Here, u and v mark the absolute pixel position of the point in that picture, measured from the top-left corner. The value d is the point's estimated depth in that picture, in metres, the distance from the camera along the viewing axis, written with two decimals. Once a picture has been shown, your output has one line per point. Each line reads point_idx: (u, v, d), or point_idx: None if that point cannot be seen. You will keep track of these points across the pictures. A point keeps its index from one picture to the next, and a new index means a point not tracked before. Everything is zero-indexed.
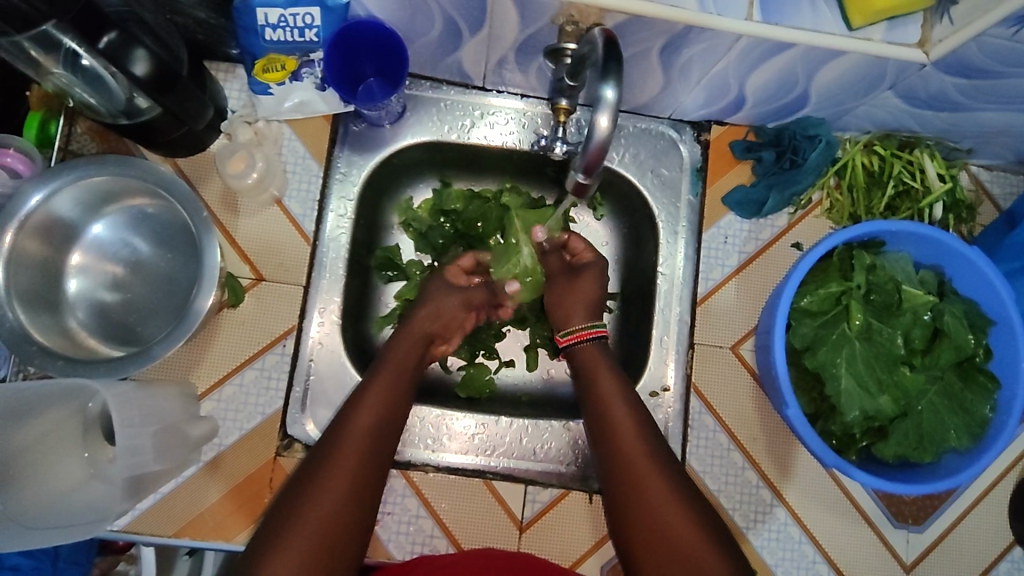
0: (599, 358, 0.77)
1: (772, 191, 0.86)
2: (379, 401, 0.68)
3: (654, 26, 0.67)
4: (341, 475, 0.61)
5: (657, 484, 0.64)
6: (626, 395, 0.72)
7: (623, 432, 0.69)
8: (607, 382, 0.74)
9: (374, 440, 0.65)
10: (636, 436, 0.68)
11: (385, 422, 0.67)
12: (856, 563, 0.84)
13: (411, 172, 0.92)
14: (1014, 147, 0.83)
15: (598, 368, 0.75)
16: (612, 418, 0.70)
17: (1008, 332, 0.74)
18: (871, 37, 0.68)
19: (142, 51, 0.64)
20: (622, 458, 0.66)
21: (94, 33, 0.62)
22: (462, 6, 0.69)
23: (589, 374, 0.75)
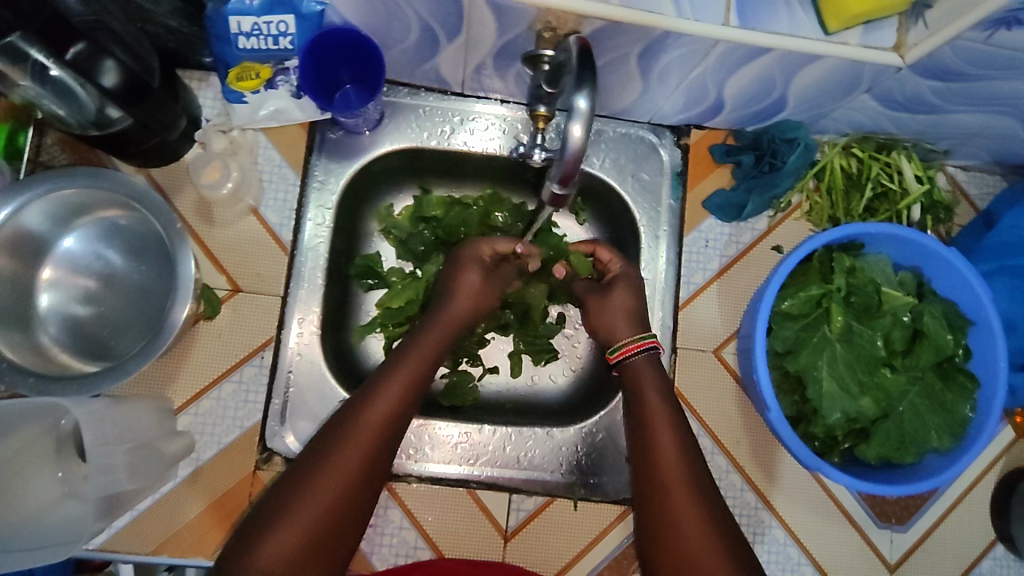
0: (657, 372, 0.75)
1: (752, 194, 0.86)
2: (392, 400, 0.67)
3: (632, 32, 0.67)
4: (328, 488, 0.60)
5: (684, 503, 0.63)
6: (669, 407, 0.71)
7: (659, 444, 0.68)
8: (652, 394, 0.72)
9: (377, 442, 0.64)
10: (673, 450, 0.67)
11: (390, 427, 0.65)
12: (841, 564, 0.84)
13: (390, 180, 0.92)
14: (988, 147, 0.84)
15: (644, 379, 0.74)
16: (651, 429, 0.69)
17: (987, 332, 0.75)
18: (847, 41, 0.68)
19: (112, 62, 0.63)
20: (655, 470, 0.66)
21: (62, 44, 0.60)
22: (439, 12, 0.68)
23: (633, 382, 0.74)
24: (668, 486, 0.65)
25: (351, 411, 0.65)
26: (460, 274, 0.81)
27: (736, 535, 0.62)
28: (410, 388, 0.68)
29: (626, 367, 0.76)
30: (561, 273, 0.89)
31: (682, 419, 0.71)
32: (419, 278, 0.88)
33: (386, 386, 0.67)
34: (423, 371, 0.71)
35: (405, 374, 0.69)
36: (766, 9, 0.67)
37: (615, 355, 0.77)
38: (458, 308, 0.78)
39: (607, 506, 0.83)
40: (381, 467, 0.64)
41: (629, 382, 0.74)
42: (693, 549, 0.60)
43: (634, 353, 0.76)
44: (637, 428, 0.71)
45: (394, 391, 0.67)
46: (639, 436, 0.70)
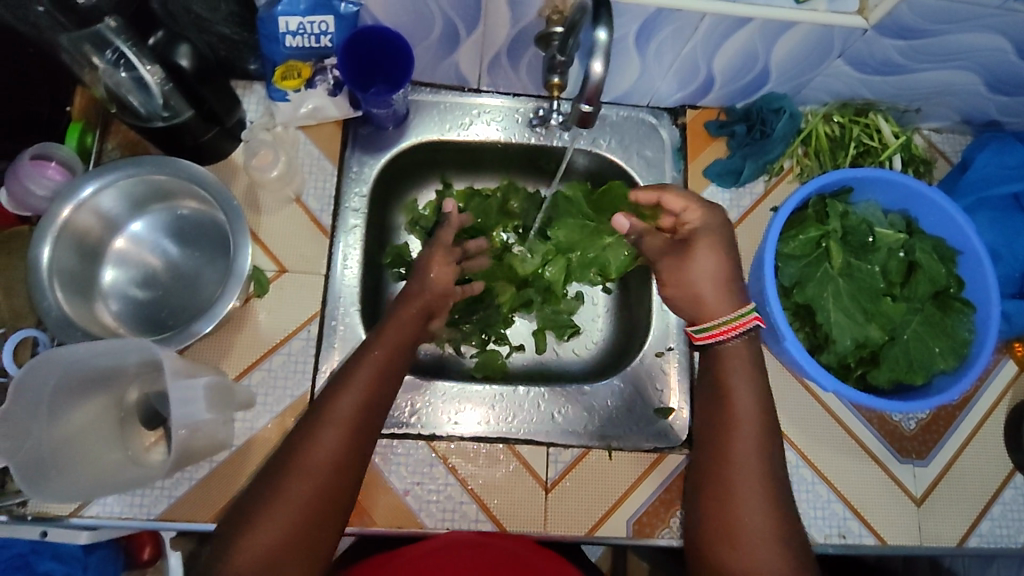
0: (747, 361, 0.76)
1: (747, 160, 0.95)
2: (363, 386, 0.71)
3: (629, 12, 0.77)
4: (306, 476, 0.65)
5: (751, 496, 0.69)
6: (760, 407, 0.74)
7: (741, 447, 0.72)
8: (739, 384, 0.75)
9: (352, 425, 0.68)
10: (749, 444, 0.72)
11: (362, 409, 0.70)
12: (869, 500, 0.87)
13: (416, 177, 1.02)
14: (955, 106, 0.94)
15: (733, 369, 0.76)
16: (731, 428, 0.73)
17: (974, 259, 0.81)
18: (817, 8, 0.78)
19: (186, 46, 0.75)
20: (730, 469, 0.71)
21: (144, 31, 0.74)
22: (459, 6, 0.78)
23: (716, 367, 0.77)
24: (738, 483, 0.70)
25: (325, 400, 0.70)
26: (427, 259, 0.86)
27: (794, 533, 0.68)
28: (380, 370, 0.73)
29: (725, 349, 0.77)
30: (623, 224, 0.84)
31: (771, 415, 0.74)
32: None
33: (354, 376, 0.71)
34: (392, 354, 0.74)
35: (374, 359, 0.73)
36: None
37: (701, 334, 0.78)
38: (423, 296, 0.82)
39: (639, 454, 0.87)
40: (361, 449, 0.69)
41: (716, 370, 0.77)
42: (756, 544, 0.67)
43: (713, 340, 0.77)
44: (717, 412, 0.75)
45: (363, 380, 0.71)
46: (720, 435, 0.73)
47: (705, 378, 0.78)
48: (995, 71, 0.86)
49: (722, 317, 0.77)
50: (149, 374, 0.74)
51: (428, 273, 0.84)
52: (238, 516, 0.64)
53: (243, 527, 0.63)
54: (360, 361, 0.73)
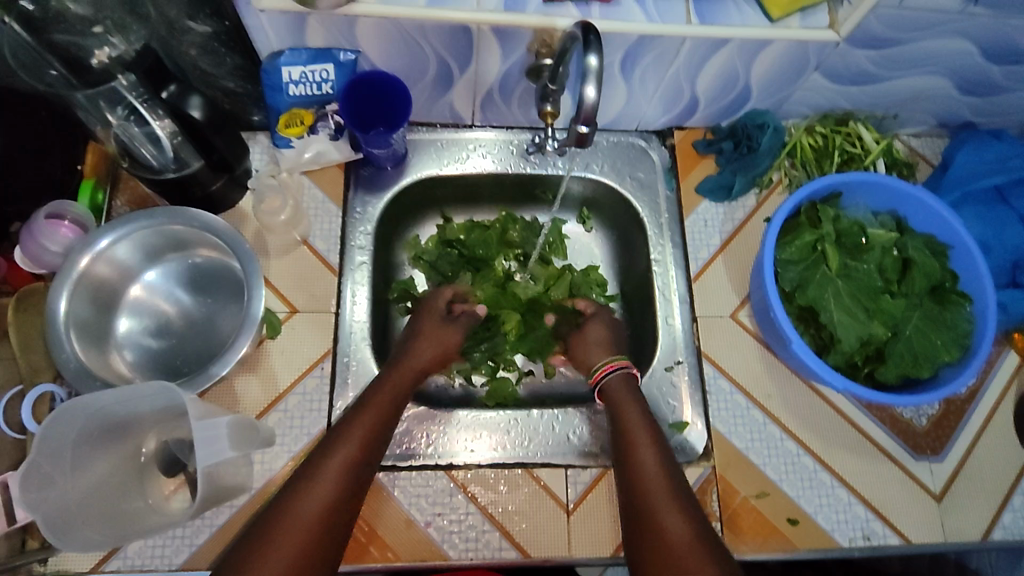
0: (634, 393, 0.83)
1: (738, 175, 0.98)
2: (355, 443, 0.73)
3: (613, 41, 0.82)
4: (296, 530, 0.64)
5: (665, 505, 0.69)
6: (654, 437, 0.77)
7: (644, 469, 0.74)
8: (634, 416, 0.80)
9: (342, 482, 0.69)
10: (655, 462, 0.74)
11: (351, 468, 0.71)
12: (889, 499, 0.87)
13: (416, 214, 1.06)
14: (930, 110, 0.98)
15: (627, 407, 0.81)
16: (632, 452, 0.76)
17: (965, 252, 0.84)
18: (789, 26, 0.83)
19: (198, 98, 0.76)
20: (640, 494, 0.72)
21: (157, 83, 0.74)
22: (452, 46, 0.82)
23: (615, 406, 0.82)
24: (653, 494, 0.71)
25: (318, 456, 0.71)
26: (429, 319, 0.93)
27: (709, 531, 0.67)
28: (368, 431, 0.75)
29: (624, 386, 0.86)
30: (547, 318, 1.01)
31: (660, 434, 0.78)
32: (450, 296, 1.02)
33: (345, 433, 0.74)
34: (384, 412, 0.78)
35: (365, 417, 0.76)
36: (718, 8, 0.82)
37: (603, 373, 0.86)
38: (427, 352, 0.88)
39: None
40: (348, 508, 0.69)
41: (615, 408, 0.82)
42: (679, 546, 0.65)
43: (610, 372, 0.85)
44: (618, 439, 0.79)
45: (353, 437, 0.73)
46: (625, 463, 0.75)
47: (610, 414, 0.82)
48: (963, 74, 0.90)
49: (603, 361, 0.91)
50: (168, 421, 0.74)
51: (431, 331, 0.91)
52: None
53: None
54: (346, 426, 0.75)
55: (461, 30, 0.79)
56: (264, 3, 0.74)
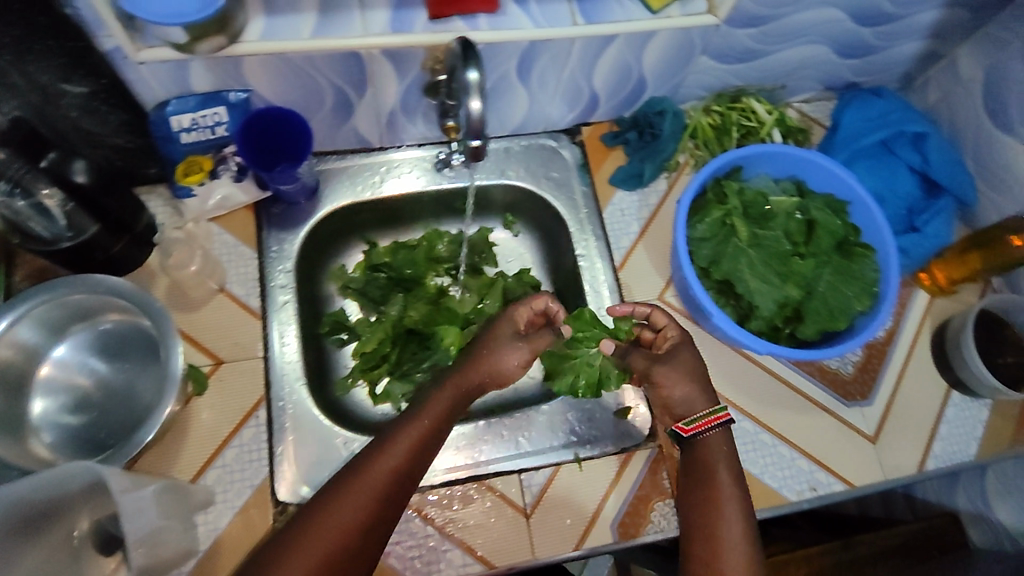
0: (729, 451, 0.78)
1: (645, 162, 1.02)
2: (404, 450, 0.71)
3: (506, 49, 0.83)
4: (329, 533, 0.64)
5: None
6: (742, 502, 0.73)
7: (726, 536, 0.70)
8: (722, 474, 0.75)
9: (382, 494, 0.68)
10: (736, 531, 0.71)
11: (397, 477, 0.69)
12: (829, 449, 0.91)
13: (339, 242, 1.05)
14: (813, 76, 1.04)
15: (717, 461, 0.76)
16: (716, 516, 0.72)
17: (862, 205, 0.89)
18: (671, 15, 0.85)
19: (80, 161, 0.79)
20: (716, 561, 0.69)
21: (36, 153, 0.77)
22: (345, 73, 0.81)
23: (703, 458, 0.77)
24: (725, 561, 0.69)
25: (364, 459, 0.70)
26: (500, 335, 0.85)
27: None
28: (418, 444, 0.73)
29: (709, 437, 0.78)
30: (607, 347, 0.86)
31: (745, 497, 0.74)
32: (384, 321, 1.01)
33: (396, 438, 0.72)
34: (438, 420, 0.75)
35: (418, 423, 0.74)
36: (601, 5, 0.84)
37: (689, 425, 0.79)
38: (480, 371, 0.82)
39: (609, 456, 0.88)
40: (386, 516, 0.68)
41: (702, 461, 0.77)
42: None
43: (712, 427, 0.78)
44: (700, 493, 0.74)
45: (404, 443, 0.72)
46: (706, 519, 0.72)
47: (691, 465, 0.78)
48: (837, 40, 0.96)
49: (705, 407, 0.80)
50: (96, 499, 0.71)
51: (491, 344, 0.84)
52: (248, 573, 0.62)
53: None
54: (397, 430, 0.74)
55: (352, 58, 0.79)
56: (143, 55, 0.72)
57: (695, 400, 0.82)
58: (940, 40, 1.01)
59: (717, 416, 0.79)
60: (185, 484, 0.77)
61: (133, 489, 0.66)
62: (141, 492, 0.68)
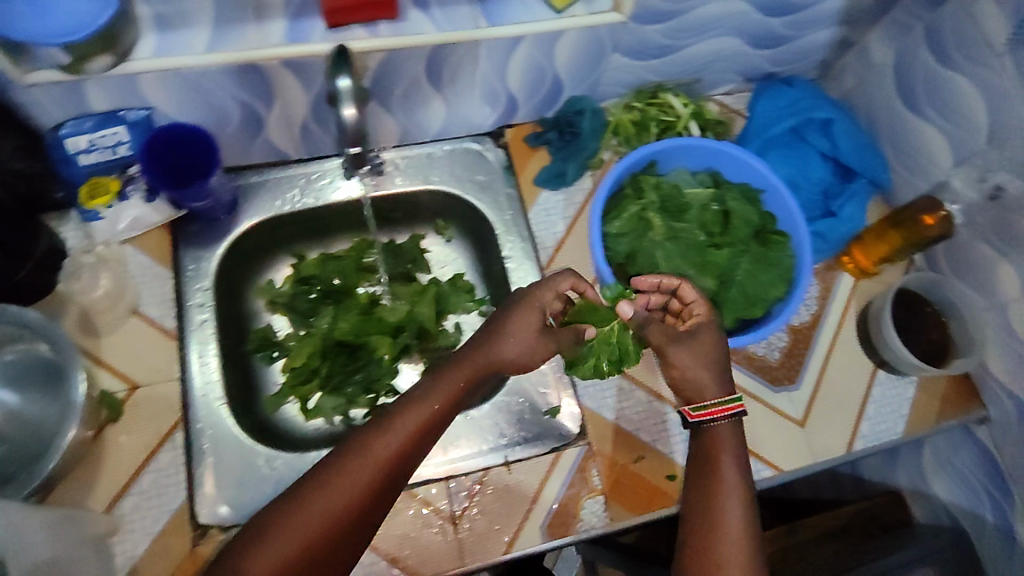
0: (737, 438, 0.75)
1: (567, 161, 1.02)
2: (409, 432, 0.70)
3: (411, 54, 0.82)
4: (321, 512, 0.65)
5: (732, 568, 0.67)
6: (744, 492, 0.71)
7: (727, 526, 0.69)
8: (728, 465, 0.72)
9: (378, 478, 0.67)
10: (738, 519, 0.69)
11: (397, 461, 0.69)
12: (758, 436, 0.92)
13: (265, 257, 1.04)
14: (730, 68, 1.05)
15: (725, 449, 0.73)
16: (718, 508, 0.70)
17: (775, 194, 0.90)
18: (575, 14, 0.85)
19: None
20: (712, 552, 0.68)
21: None
22: (246, 86, 0.80)
23: (710, 445, 0.74)
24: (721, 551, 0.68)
25: (366, 436, 0.69)
26: (520, 313, 0.77)
27: None
28: (422, 426, 0.70)
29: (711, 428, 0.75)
30: (627, 313, 0.79)
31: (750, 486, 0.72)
32: (313, 334, 1.01)
33: (404, 416, 0.70)
34: (450, 399, 0.73)
35: (428, 404, 0.71)
36: (504, 7, 0.84)
37: (696, 412, 0.75)
38: (495, 352, 0.76)
39: (538, 456, 0.88)
40: (382, 496, 0.68)
41: (709, 448, 0.74)
42: None
43: (720, 418, 0.74)
44: (705, 480, 0.72)
45: (410, 424, 0.70)
46: (709, 507, 0.70)
47: (698, 451, 0.75)
48: (747, 32, 0.96)
49: (718, 394, 0.75)
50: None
51: (510, 320, 0.77)
52: (239, 545, 0.65)
53: (242, 556, 0.64)
54: (404, 409, 0.71)
55: (250, 69, 0.77)
56: (32, 77, 0.72)
57: (706, 385, 0.76)
58: (850, 28, 1.02)
59: (730, 407, 0.75)
60: (90, 512, 0.76)
61: (12, 529, 0.67)
62: (25, 526, 0.69)
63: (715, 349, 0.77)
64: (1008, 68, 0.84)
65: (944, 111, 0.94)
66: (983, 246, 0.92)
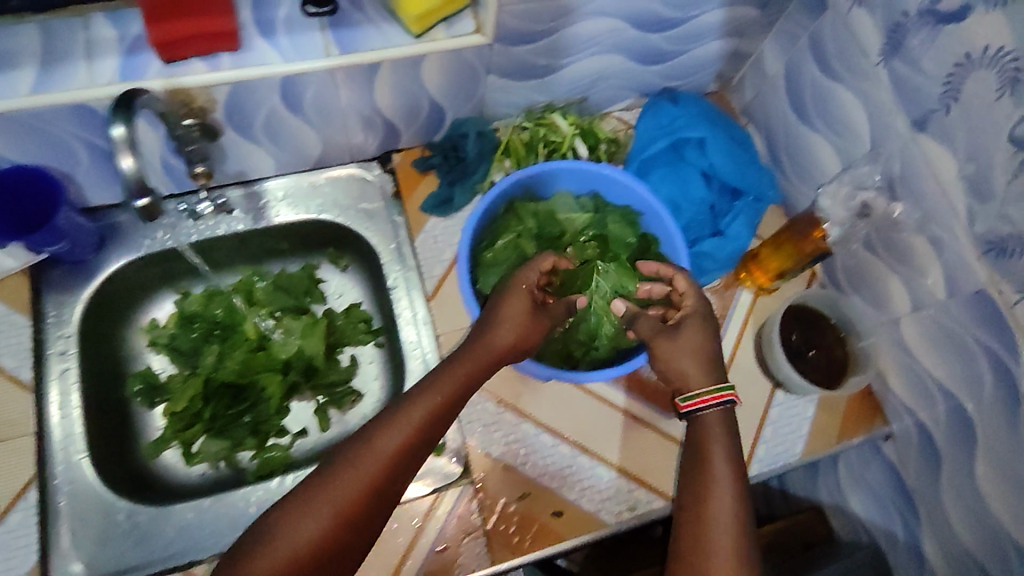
0: (729, 430, 0.71)
1: (455, 186, 0.98)
2: (410, 429, 0.67)
3: (257, 87, 0.77)
4: (323, 513, 0.62)
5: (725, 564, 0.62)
6: (737, 483, 0.68)
7: (717, 519, 0.65)
8: (718, 455, 0.69)
9: (386, 471, 0.65)
10: (729, 511, 0.66)
11: (400, 458, 0.66)
12: (652, 466, 0.89)
13: (144, 293, 1.00)
14: (622, 84, 1.01)
15: (715, 438, 0.70)
16: (708, 504, 0.66)
17: (655, 216, 0.88)
18: (435, 38, 0.80)
19: None
20: (704, 549, 0.64)
21: None
22: (85, 126, 0.77)
23: (699, 436, 0.71)
24: (713, 545, 0.64)
25: (366, 434, 0.67)
26: (516, 296, 0.76)
27: None
28: (429, 421, 0.68)
29: (702, 419, 0.71)
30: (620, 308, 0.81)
31: (744, 476, 0.68)
32: (198, 373, 0.97)
33: (404, 412, 0.68)
34: (452, 392, 0.70)
35: (427, 401, 0.69)
36: (355, 32, 0.79)
37: (685, 403, 0.72)
38: (494, 340, 0.73)
39: (416, 499, 0.85)
40: (386, 496, 0.65)
41: (699, 439, 0.71)
42: None
43: (706, 407, 0.71)
44: (694, 472, 0.69)
45: (411, 419, 0.67)
46: (699, 499, 0.67)
47: (689, 441, 0.72)
48: (630, 49, 0.93)
49: (707, 383, 0.72)
50: None
51: (504, 307, 0.75)
52: (236, 555, 0.61)
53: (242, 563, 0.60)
54: (407, 403, 0.69)
55: (83, 110, 0.74)
56: None
57: (693, 373, 0.73)
58: (742, 39, 0.98)
59: (722, 394, 0.71)
60: None
61: None
62: None
63: (704, 337, 0.75)
64: (882, 80, 0.80)
65: (831, 123, 0.90)
66: (875, 261, 0.89)
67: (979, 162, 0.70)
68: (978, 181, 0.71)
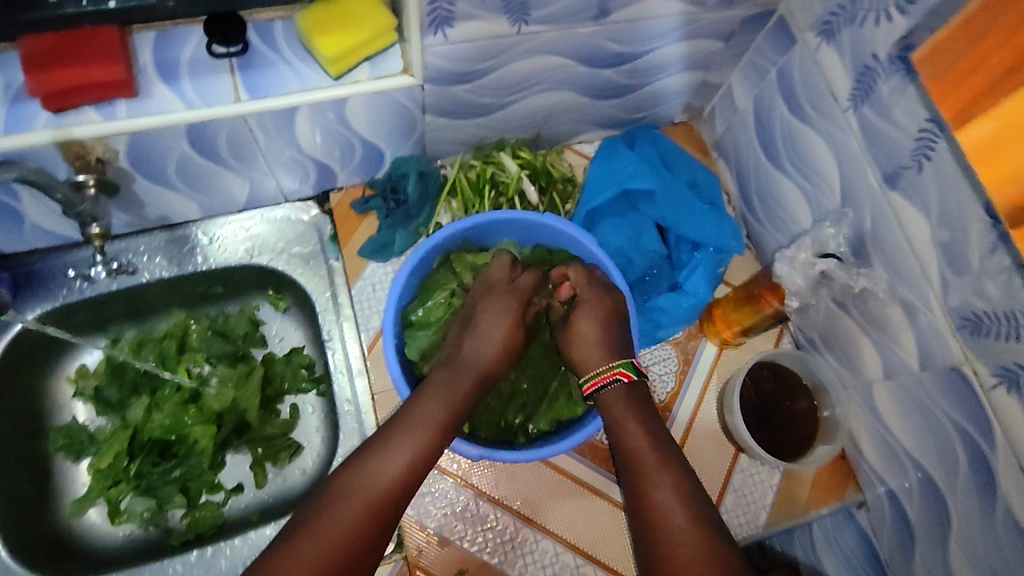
0: (636, 406, 0.73)
1: (395, 230, 0.92)
2: (411, 444, 0.68)
3: (159, 136, 0.71)
4: (330, 532, 0.61)
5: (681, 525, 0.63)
6: (661, 449, 0.69)
7: (656, 486, 0.66)
8: (635, 429, 0.71)
9: (388, 494, 0.65)
10: (665, 470, 0.67)
11: (404, 472, 0.67)
12: (599, 538, 0.82)
13: (70, 342, 0.94)
14: (581, 118, 0.94)
15: (627, 416, 0.72)
16: (641, 473, 0.68)
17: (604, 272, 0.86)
18: (357, 79, 0.73)
19: None
20: (657, 522, 0.64)
21: None
22: None
23: (613, 419, 0.73)
24: (659, 508, 0.65)
25: (363, 455, 0.67)
26: (480, 307, 0.80)
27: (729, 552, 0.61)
28: (428, 438, 0.69)
29: (607, 396, 0.75)
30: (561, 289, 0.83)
31: (666, 439, 0.71)
32: (126, 427, 0.90)
33: (399, 428, 0.69)
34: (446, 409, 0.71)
35: (424, 419, 0.70)
36: (268, 74, 0.72)
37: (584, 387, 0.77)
38: (470, 356, 0.76)
39: None
40: (392, 510, 0.65)
41: (612, 421, 0.73)
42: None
43: (608, 383, 0.75)
44: (620, 451, 0.71)
45: (409, 433, 0.69)
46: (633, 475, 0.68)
47: (608, 428, 0.73)
48: (584, 84, 0.85)
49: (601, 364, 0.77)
50: None
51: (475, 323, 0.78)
52: None
53: None
54: (402, 420, 0.70)
55: None
56: None
57: (593, 356, 0.78)
58: (708, 72, 0.90)
59: (611, 372, 0.75)
60: None
61: None
62: None
63: (595, 322, 0.79)
64: (853, 127, 0.72)
65: (801, 167, 0.82)
66: (847, 320, 0.81)
67: (953, 230, 0.63)
68: (952, 250, 0.63)
